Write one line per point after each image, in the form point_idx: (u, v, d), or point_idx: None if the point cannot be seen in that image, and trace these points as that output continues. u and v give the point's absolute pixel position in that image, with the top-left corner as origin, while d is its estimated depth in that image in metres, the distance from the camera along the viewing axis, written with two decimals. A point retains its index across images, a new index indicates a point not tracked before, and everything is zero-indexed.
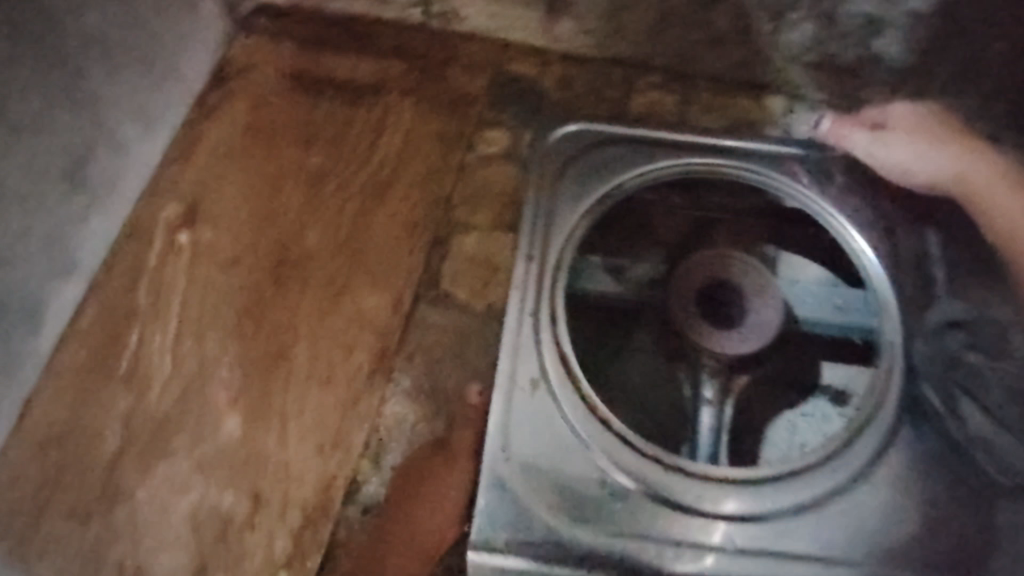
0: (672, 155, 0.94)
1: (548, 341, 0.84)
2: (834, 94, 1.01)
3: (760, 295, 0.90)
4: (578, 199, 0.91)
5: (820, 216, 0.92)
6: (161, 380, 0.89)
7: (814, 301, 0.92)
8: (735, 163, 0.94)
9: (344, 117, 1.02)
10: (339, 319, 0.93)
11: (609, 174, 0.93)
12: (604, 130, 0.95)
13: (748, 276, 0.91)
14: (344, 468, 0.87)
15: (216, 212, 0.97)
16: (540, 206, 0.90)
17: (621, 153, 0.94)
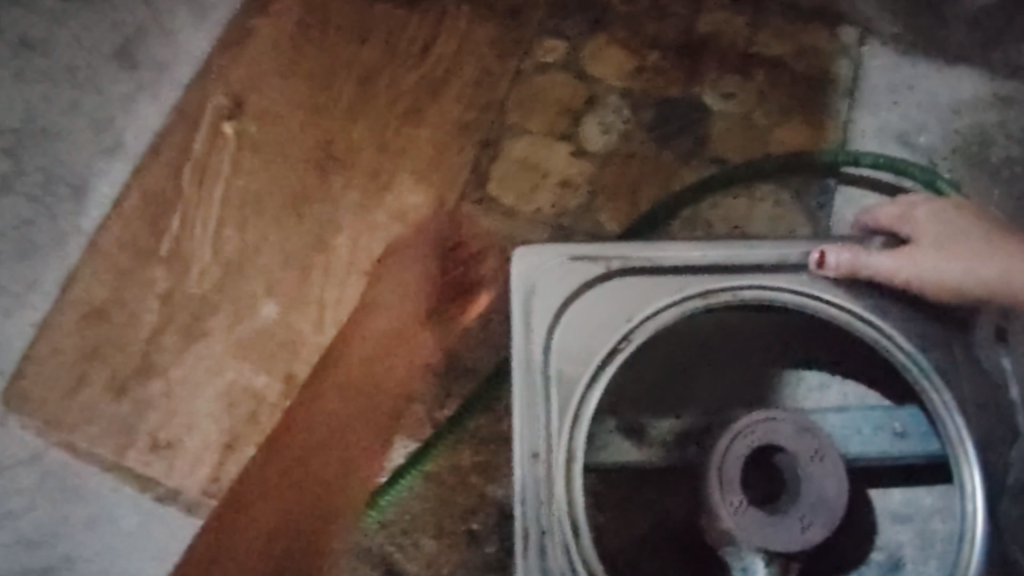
0: (705, 280, 0.75)
1: (568, 522, 0.68)
2: (908, 26, 0.97)
3: (817, 464, 0.73)
4: (581, 357, 0.72)
5: (904, 357, 0.74)
6: (200, 263, 0.91)
7: (866, 437, 0.77)
8: (783, 288, 0.76)
9: (399, 17, 0.99)
10: (382, 213, 0.91)
11: (624, 318, 0.73)
12: (572, 274, 0.73)
13: (798, 437, 0.73)
14: (377, 359, 0.87)
15: (264, 104, 0.96)
16: (529, 353, 0.71)
17: (623, 293, 0.74)
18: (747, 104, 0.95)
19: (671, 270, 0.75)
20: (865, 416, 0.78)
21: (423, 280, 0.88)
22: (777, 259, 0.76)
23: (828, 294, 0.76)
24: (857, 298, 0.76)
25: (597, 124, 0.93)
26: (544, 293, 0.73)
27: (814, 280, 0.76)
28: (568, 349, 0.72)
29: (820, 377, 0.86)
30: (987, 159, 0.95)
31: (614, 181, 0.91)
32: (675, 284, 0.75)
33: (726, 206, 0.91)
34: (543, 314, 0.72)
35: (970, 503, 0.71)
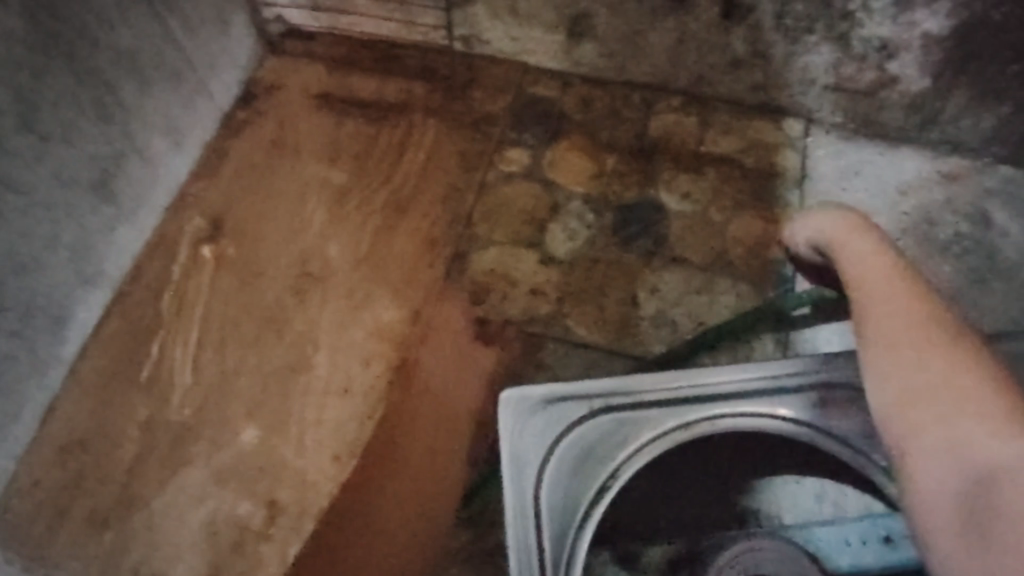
0: (690, 411, 0.73)
1: None
2: (851, 116, 1.03)
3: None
4: (569, 501, 0.70)
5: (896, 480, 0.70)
6: (181, 389, 0.92)
7: (856, 548, 0.74)
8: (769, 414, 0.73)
9: (370, 134, 1.05)
10: (358, 329, 0.93)
11: (612, 455, 0.71)
12: (557, 415, 0.72)
13: (784, 565, 0.69)
14: (360, 478, 0.86)
15: (238, 227, 1.00)
16: (522, 499, 0.69)
17: (609, 429, 0.72)
18: (702, 202, 0.99)
19: (653, 405, 0.72)
20: (848, 522, 0.76)
21: (399, 394, 0.89)
22: (763, 383, 0.73)
23: (818, 415, 0.72)
24: (847, 417, 0.72)
25: (562, 230, 0.97)
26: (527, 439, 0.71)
27: (801, 399, 0.73)
28: (555, 493, 0.70)
29: (815, 485, 0.85)
30: (939, 236, 0.98)
31: (580, 285, 0.94)
32: (659, 420, 0.72)
33: (694, 302, 0.93)
34: (528, 459, 0.70)
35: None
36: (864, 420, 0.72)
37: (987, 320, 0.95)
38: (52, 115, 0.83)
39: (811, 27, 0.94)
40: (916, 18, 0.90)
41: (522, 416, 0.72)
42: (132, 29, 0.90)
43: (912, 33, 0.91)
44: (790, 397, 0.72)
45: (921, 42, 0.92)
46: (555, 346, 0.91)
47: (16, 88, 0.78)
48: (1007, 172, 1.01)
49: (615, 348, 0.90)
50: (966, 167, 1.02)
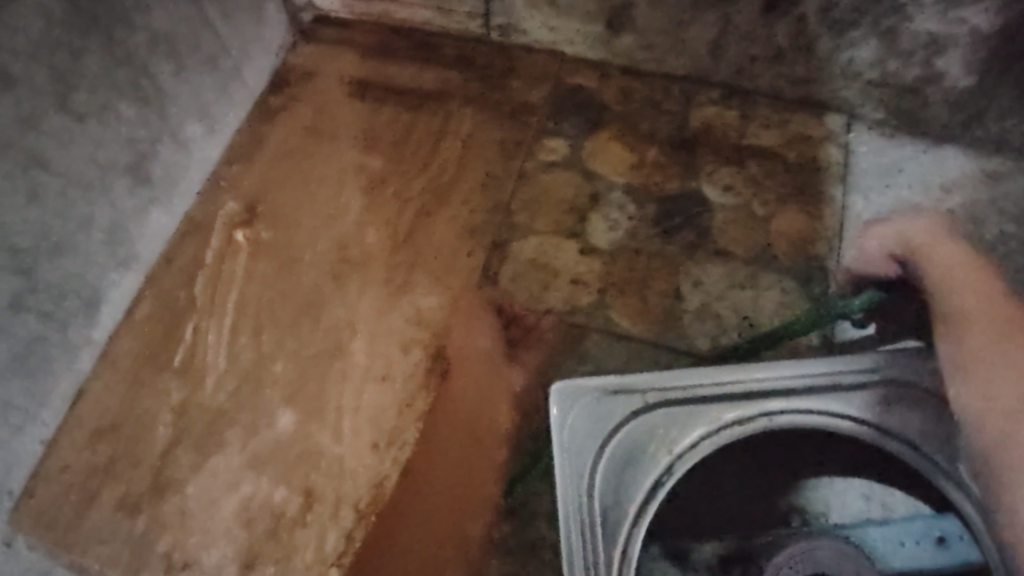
0: (739, 406, 0.74)
1: None
2: (891, 113, 1.02)
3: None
4: (623, 495, 0.71)
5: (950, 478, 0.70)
6: (215, 374, 0.91)
7: (911, 549, 0.75)
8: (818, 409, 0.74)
9: (407, 121, 1.04)
10: (396, 316, 0.92)
11: (661, 448, 0.73)
12: (607, 409, 0.74)
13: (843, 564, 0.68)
14: (398, 466, 0.85)
15: (273, 212, 0.99)
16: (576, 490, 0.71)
17: (658, 424, 0.74)
18: (744, 195, 0.98)
19: (705, 400, 0.74)
20: (900, 524, 0.77)
21: (438, 383, 0.88)
22: (815, 379, 0.74)
23: (869, 411, 0.73)
24: (901, 413, 0.72)
25: (603, 220, 0.95)
26: (578, 433, 0.73)
27: (852, 395, 0.74)
28: (609, 485, 0.72)
29: (863, 488, 0.82)
30: (982, 236, 0.97)
31: (623, 276, 0.92)
32: (713, 415, 0.74)
33: (738, 296, 0.91)
34: (582, 452, 0.72)
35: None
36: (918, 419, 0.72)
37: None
38: (90, 94, 0.82)
39: (857, 21, 0.93)
40: (965, 14, 0.89)
41: (572, 409, 0.74)
42: (169, 11, 0.89)
43: (959, 30, 0.90)
44: (843, 392, 0.74)
45: (970, 38, 0.91)
46: (597, 337, 0.89)
47: (56, 66, 0.77)
48: None
49: (660, 340, 0.89)
50: (1010, 168, 1.00)
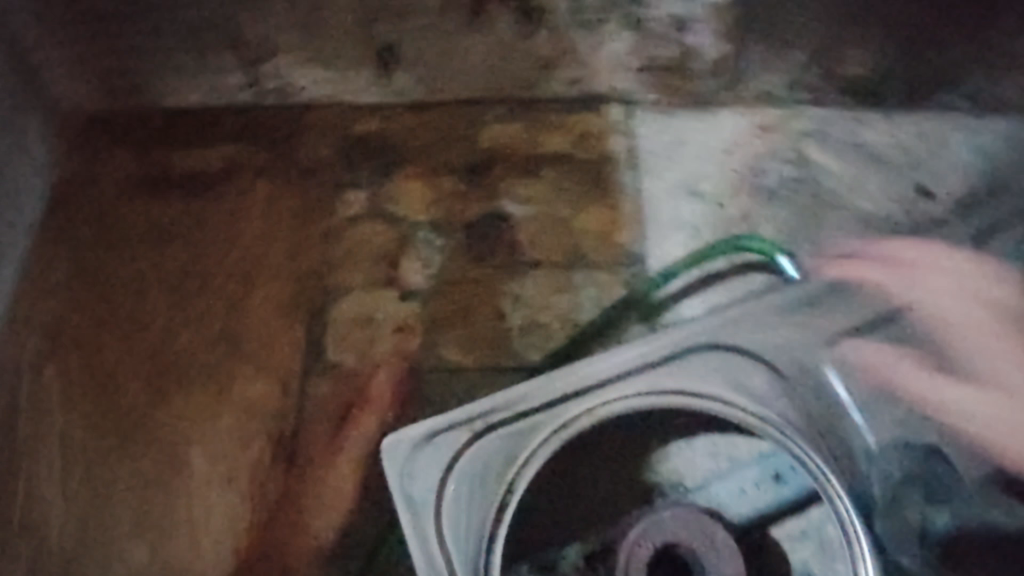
0: (567, 410, 0.77)
1: None
2: (666, 93, 1.07)
3: (713, 550, 0.73)
4: (471, 526, 0.73)
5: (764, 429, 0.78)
6: (57, 522, 0.86)
7: (751, 493, 0.80)
8: (639, 392, 0.78)
9: (198, 210, 1.01)
10: (228, 412, 0.90)
11: (502, 470, 0.75)
12: (440, 448, 0.75)
13: (688, 528, 0.73)
14: (265, 562, 0.84)
15: (80, 336, 0.94)
16: (425, 533, 0.73)
17: (494, 448, 0.76)
18: (545, 203, 1.01)
19: (540, 408, 0.77)
20: (737, 474, 0.81)
21: (286, 468, 0.87)
22: (639, 361, 0.79)
23: (692, 380, 0.79)
24: (715, 371, 0.79)
25: (417, 262, 0.97)
26: (417, 478, 0.74)
27: (670, 367, 0.79)
28: (457, 521, 0.73)
29: (709, 445, 0.83)
30: (764, 187, 1.05)
31: (445, 312, 0.94)
32: (552, 416, 0.77)
33: (559, 302, 0.95)
34: (436, 474, 0.74)
35: (962, 469, 0.77)
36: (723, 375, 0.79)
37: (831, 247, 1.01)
38: None
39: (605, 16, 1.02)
40: None
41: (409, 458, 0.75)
42: None
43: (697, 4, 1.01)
44: (661, 366, 0.79)
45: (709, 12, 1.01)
46: (433, 377, 0.91)
47: None
48: (821, 113, 1.08)
49: (493, 363, 0.92)
50: (780, 117, 1.08)
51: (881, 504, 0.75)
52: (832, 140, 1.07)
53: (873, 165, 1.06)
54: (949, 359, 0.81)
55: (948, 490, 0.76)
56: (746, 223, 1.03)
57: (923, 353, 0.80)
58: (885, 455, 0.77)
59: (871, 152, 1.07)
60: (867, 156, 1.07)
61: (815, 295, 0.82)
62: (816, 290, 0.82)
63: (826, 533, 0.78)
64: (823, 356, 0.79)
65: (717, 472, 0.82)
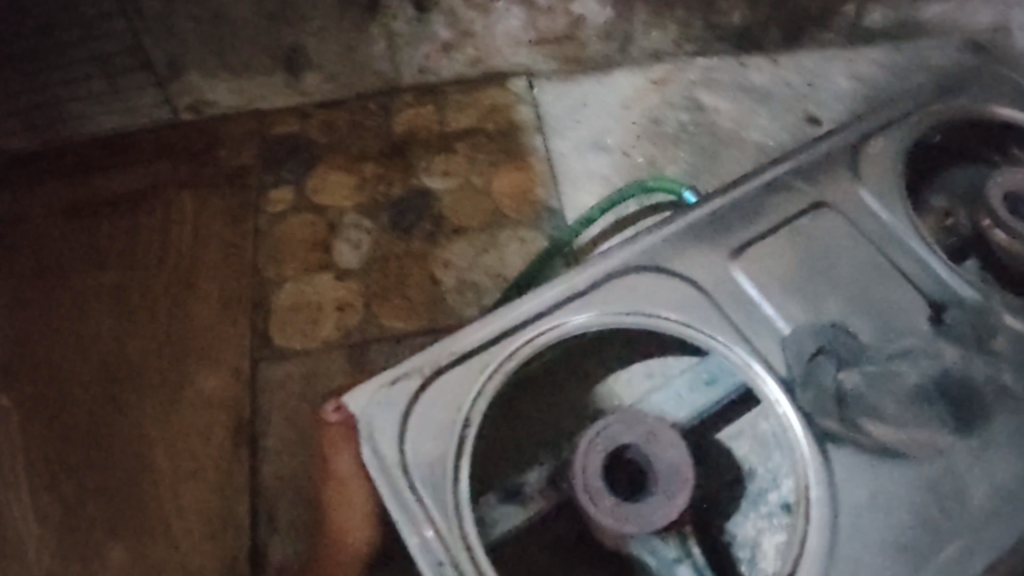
0: (523, 341, 0.64)
1: None
2: (561, 60, 1.15)
3: (668, 452, 0.58)
4: (444, 490, 0.58)
5: (736, 333, 0.65)
6: (31, 540, 0.88)
7: (692, 398, 0.63)
8: (600, 311, 0.65)
9: (128, 227, 1.04)
10: (186, 409, 0.93)
11: (465, 417, 0.61)
12: (399, 398, 0.61)
13: (631, 431, 0.58)
14: (240, 542, 0.86)
15: (29, 362, 0.96)
16: (401, 504, 0.58)
17: (449, 395, 0.62)
18: (462, 174, 1.07)
19: (447, 371, 0.62)
20: (680, 382, 0.64)
21: (249, 450, 0.90)
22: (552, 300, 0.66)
23: (615, 312, 0.66)
24: (645, 294, 0.66)
25: (348, 242, 1.02)
26: (386, 431, 0.60)
27: (589, 302, 0.66)
28: (433, 485, 0.58)
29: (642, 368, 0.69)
30: (664, 132, 1.11)
31: (380, 285, 0.99)
32: (467, 378, 0.63)
33: (488, 261, 1.01)
34: (390, 447, 0.60)
35: (912, 333, 0.65)
36: (678, 281, 0.67)
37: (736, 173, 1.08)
38: None
39: None
40: None
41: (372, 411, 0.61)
42: None
43: None
44: (577, 303, 0.66)
45: None
46: (378, 345, 0.95)
47: None
48: (706, 61, 1.17)
49: (434, 324, 0.96)
50: (671, 69, 1.16)
51: (841, 392, 0.62)
52: (720, 85, 1.15)
53: (762, 101, 1.13)
54: (885, 236, 0.70)
55: (894, 372, 0.64)
56: (650, 167, 1.09)
57: (855, 237, 0.69)
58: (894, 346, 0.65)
59: (759, 92, 1.14)
60: (755, 95, 1.14)
61: (728, 201, 0.71)
62: (727, 198, 0.71)
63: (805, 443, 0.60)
64: (743, 258, 0.68)
65: (646, 389, 0.67)
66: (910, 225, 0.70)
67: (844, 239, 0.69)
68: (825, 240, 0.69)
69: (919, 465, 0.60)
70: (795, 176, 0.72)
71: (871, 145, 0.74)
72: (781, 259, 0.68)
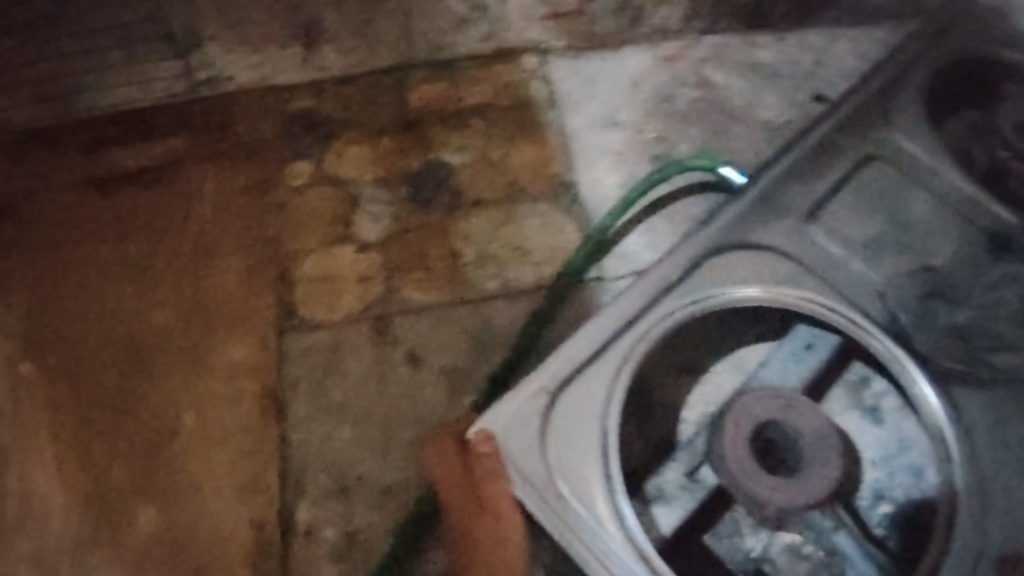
0: (623, 332, 0.72)
1: None
2: (572, 36, 1.15)
3: (806, 416, 0.69)
4: (589, 474, 0.67)
5: (828, 305, 0.74)
6: (58, 507, 0.90)
7: (790, 367, 0.78)
8: (701, 298, 0.74)
9: (148, 201, 1.05)
10: (213, 377, 0.95)
11: (590, 411, 0.70)
12: (526, 417, 0.70)
13: (769, 403, 0.70)
14: (270, 508, 0.89)
15: (53, 333, 0.97)
16: (557, 506, 0.66)
17: (577, 398, 0.70)
18: (478, 148, 1.08)
19: (586, 368, 0.71)
20: (777, 359, 0.79)
21: (276, 417, 0.93)
22: (659, 286, 0.74)
23: (733, 288, 0.75)
24: (747, 270, 0.76)
25: (368, 216, 1.03)
26: (519, 449, 0.68)
27: (698, 283, 0.75)
28: (576, 477, 0.67)
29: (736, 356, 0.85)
30: (676, 108, 1.12)
31: (401, 259, 1.01)
32: (602, 364, 0.71)
33: (506, 233, 1.03)
34: (530, 463, 0.68)
35: (981, 269, 0.76)
36: (771, 258, 0.76)
37: (747, 150, 1.09)
38: None
39: None
40: None
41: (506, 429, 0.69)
42: None
43: None
44: (688, 286, 0.75)
45: None
46: (401, 318, 0.97)
47: None
48: (716, 37, 1.16)
49: (454, 297, 0.99)
50: (682, 44, 1.16)
51: (946, 330, 0.73)
52: (730, 61, 1.15)
53: (772, 79, 1.13)
54: (919, 168, 0.80)
55: (976, 285, 0.75)
56: (663, 142, 1.09)
57: (902, 187, 0.79)
58: (952, 277, 0.76)
59: (768, 69, 1.14)
60: (765, 71, 1.14)
61: (781, 171, 0.79)
62: (782, 167, 0.79)
63: (874, 391, 0.77)
64: (817, 222, 0.77)
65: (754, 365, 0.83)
66: (937, 155, 0.80)
67: (894, 197, 0.79)
68: (884, 202, 0.79)
69: (1006, 374, 0.70)
70: (841, 136, 0.80)
71: (895, 100, 0.82)
72: (854, 231, 0.77)
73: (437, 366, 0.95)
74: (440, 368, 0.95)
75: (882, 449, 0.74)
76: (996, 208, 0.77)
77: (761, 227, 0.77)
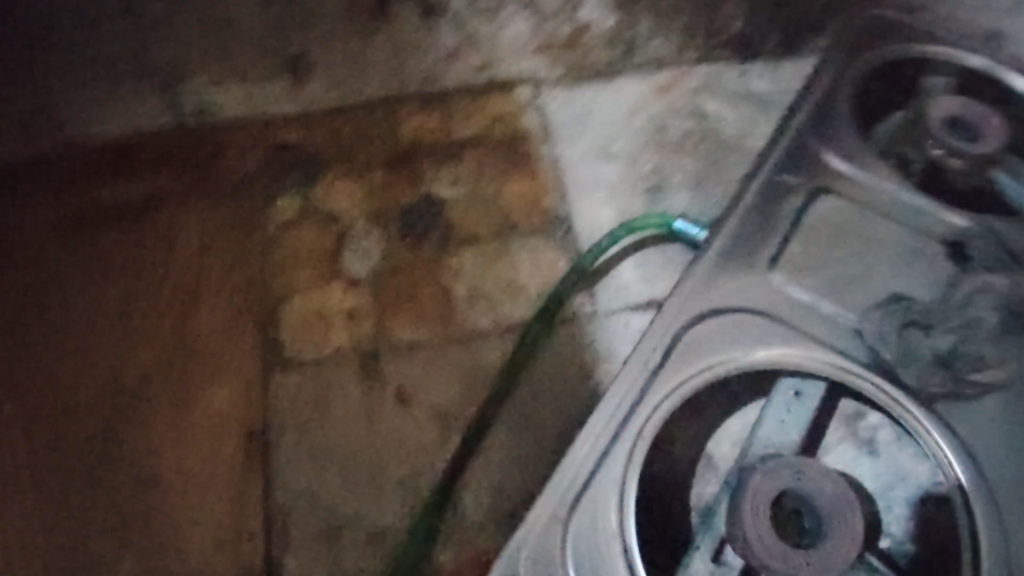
0: (606, 439, 0.60)
1: None
2: (567, 66, 1.13)
3: (819, 482, 0.56)
4: None
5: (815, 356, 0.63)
6: (34, 557, 0.87)
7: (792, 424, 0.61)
8: (667, 386, 0.62)
9: (132, 237, 1.02)
10: (197, 421, 0.93)
11: (603, 541, 0.58)
12: None
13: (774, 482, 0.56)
14: (254, 556, 0.87)
15: (33, 375, 0.95)
16: None
17: (586, 535, 0.59)
18: (470, 181, 1.07)
19: (579, 497, 0.59)
20: (784, 423, 0.62)
21: (261, 461, 0.91)
22: (632, 389, 0.62)
23: (711, 364, 0.63)
24: (728, 339, 0.64)
25: (357, 252, 1.01)
26: None
27: (670, 368, 0.63)
28: None
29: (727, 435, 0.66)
30: (669, 140, 1.09)
31: (391, 296, 0.99)
32: (599, 491, 0.59)
33: (497, 269, 1.01)
34: None
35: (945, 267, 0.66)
36: (744, 322, 0.64)
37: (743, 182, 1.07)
38: None
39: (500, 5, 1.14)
40: None
41: None
42: None
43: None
44: (662, 374, 0.62)
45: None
46: (390, 356, 0.96)
47: None
48: (711, 68, 1.13)
49: (444, 335, 0.97)
50: (675, 76, 1.13)
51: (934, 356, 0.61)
52: (725, 91, 1.12)
53: (769, 108, 1.10)
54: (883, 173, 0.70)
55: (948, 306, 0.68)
56: (656, 176, 1.07)
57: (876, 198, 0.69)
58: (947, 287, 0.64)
59: (764, 98, 1.11)
60: (759, 102, 1.11)
61: (735, 221, 0.68)
62: (733, 223, 0.68)
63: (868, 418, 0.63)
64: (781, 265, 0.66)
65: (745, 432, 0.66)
66: (933, 143, 0.70)
67: None
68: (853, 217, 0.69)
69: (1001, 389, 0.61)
70: (791, 156, 0.71)
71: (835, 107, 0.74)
72: None
73: (427, 407, 0.93)
74: (429, 409, 0.93)
75: (889, 479, 0.61)
76: (998, 177, 0.70)
77: (729, 284, 0.66)
